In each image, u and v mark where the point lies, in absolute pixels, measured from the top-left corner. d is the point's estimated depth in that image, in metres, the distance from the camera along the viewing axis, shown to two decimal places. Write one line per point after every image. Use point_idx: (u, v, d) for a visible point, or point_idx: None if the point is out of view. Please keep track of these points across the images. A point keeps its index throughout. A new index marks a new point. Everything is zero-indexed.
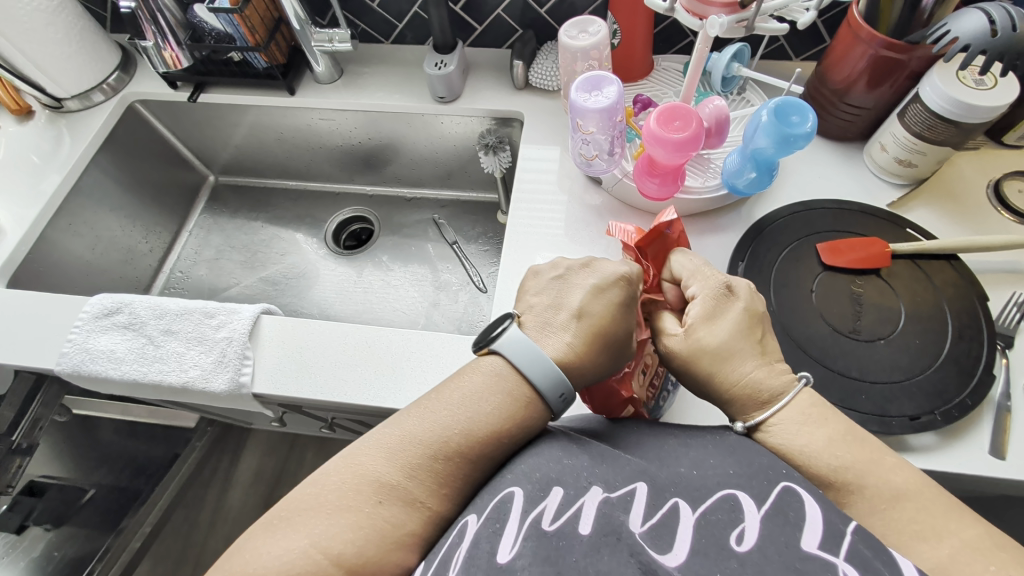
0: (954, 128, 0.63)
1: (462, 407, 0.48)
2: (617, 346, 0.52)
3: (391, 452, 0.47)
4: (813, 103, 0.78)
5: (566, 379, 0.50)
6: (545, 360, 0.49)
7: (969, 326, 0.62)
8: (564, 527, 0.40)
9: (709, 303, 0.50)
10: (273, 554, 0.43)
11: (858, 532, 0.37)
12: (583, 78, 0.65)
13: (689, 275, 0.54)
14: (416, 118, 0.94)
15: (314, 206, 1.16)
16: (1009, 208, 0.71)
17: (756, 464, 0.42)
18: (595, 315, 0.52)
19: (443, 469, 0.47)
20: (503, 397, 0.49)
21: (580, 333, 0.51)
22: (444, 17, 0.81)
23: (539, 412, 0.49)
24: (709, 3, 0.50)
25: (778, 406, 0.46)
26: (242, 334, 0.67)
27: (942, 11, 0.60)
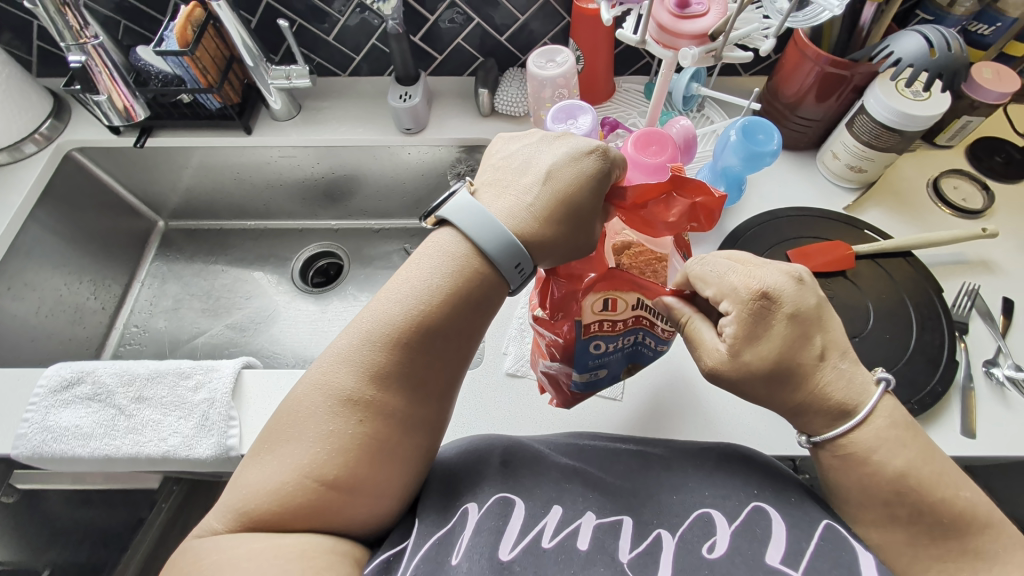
0: (897, 136, 0.69)
1: (409, 294, 0.48)
2: (580, 219, 0.51)
3: (354, 366, 0.47)
4: (767, 116, 0.83)
5: (521, 247, 0.49)
6: (497, 227, 0.49)
7: (930, 318, 0.67)
8: (562, 542, 0.42)
9: (745, 318, 0.45)
10: (267, 484, 0.44)
11: (822, 541, 0.40)
12: (557, 107, 0.66)
13: (714, 284, 0.48)
14: (381, 150, 0.93)
15: (277, 245, 1.11)
16: (948, 203, 0.77)
17: (733, 484, 0.45)
18: (562, 181, 0.51)
19: (411, 369, 0.47)
20: (453, 274, 0.49)
21: (542, 195, 0.50)
22: (406, 49, 0.81)
23: (493, 280, 0.50)
24: (678, 36, 0.52)
25: (852, 423, 0.44)
26: (224, 394, 0.64)
27: (877, 29, 0.66)
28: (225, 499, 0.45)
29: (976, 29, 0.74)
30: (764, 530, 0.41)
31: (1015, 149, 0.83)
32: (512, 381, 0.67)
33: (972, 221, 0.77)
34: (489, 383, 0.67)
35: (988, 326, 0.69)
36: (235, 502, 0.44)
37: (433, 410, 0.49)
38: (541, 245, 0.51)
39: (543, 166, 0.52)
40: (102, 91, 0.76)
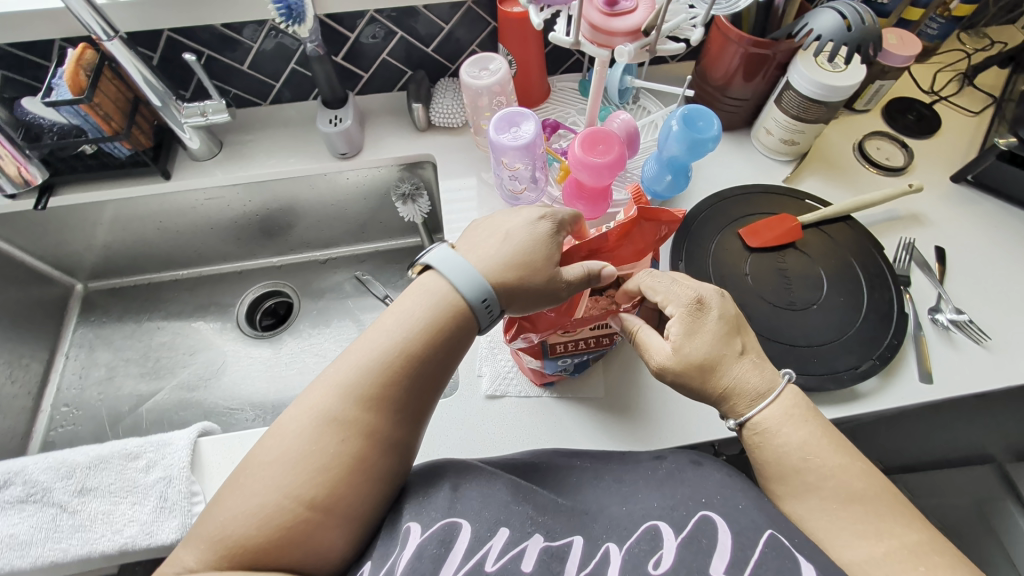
0: (824, 107, 0.72)
1: (396, 323, 0.47)
2: (535, 268, 0.50)
3: (339, 387, 0.45)
4: (700, 100, 0.85)
5: (488, 285, 0.49)
6: (468, 268, 0.49)
7: (877, 275, 0.71)
8: (505, 565, 0.42)
9: (684, 317, 0.50)
10: (243, 504, 0.41)
11: (769, 544, 0.41)
12: (499, 116, 0.65)
13: (659, 290, 0.52)
14: (317, 178, 0.88)
15: (215, 291, 1.04)
16: (874, 163, 0.82)
17: (679, 495, 0.46)
18: (519, 235, 0.51)
19: (393, 395, 0.45)
20: (433, 305, 0.48)
21: (502, 249, 0.50)
22: (330, 71, 0.76)
23: (466, 319, 0.49)
24: (613, 34, 0.51)
25: (765, 404, 0.48)
26: (181, 469, 0.58)
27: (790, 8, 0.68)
28: (195, 531, 0.42)
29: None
30: (709, 540, 0.42)
31: (923, 106, 0.90)
32: (493, 402, 0.64)
33: (898, 179, 0.82)
34: (468, 407, 0.64)
35: (927, 276, 0.74)
36: (209, 530, 0.41)
37: (413, 440, 0.47)
38: (507, 287, 0.50)
39: (504, 226, 0.53)
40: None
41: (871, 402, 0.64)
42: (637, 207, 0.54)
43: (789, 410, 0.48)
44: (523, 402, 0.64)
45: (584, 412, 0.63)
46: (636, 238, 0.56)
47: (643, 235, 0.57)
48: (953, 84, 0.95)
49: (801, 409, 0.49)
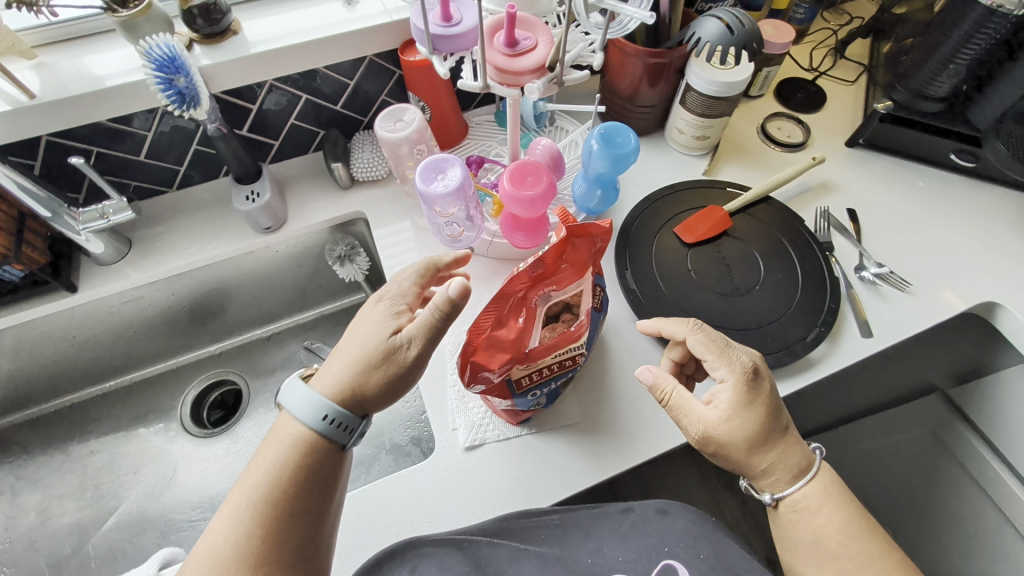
0: (726, 102, 0.76)
1: (245, 477, 0.45)
2: (376, 363, 0.48)
3: (198, 563, 0.43)
4: (612, 111, 0.88)
5: (326, 400, 0.47)
6: (304, 390, 0.47)
7: (805, 247, 0.76)
8: None
9: (740, 386, 0.53)
10: None
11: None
12: (424, 164, 0.64)
13: (714, 355, 0.56)
14: (243, 257, 0.83)
15: (150, 395, 0.95)
16: (777, 142, 0.90)
17: (642, 548, 0.54)
18: (356, 334, 0.50)
19: (252, 554, 0.43)
20: (281, 446, 0.46)
21: (338, 356, 0.49)
22: (237, 147, 0.73)
23: (318, 446, 0.47)
24: (520, 73, 0.52)
25: (803, 483, 0.54)
26: None
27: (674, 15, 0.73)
28: None
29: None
30: None
31: (808, 83, 1.00)
32: (474, 452, 0.62)
33: (799, 154, 0.90)
34: (449, 467, 0.61)
35: (846, 237, 0.80)
36: None
37: None
38: (348, 397, 0.48)
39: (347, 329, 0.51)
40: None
41: (828, 366, 0.68)
42: (569, 227, 0.53)
43: (824, 489, 0.54)
44: (507, 445, 0.63)
45: (568, 440, 0.63)
46: (574, 257, 0.56)
47: (581, 250, 0.56)
48: (829, 58, 1.05)
49: (837, 487, 0.54)
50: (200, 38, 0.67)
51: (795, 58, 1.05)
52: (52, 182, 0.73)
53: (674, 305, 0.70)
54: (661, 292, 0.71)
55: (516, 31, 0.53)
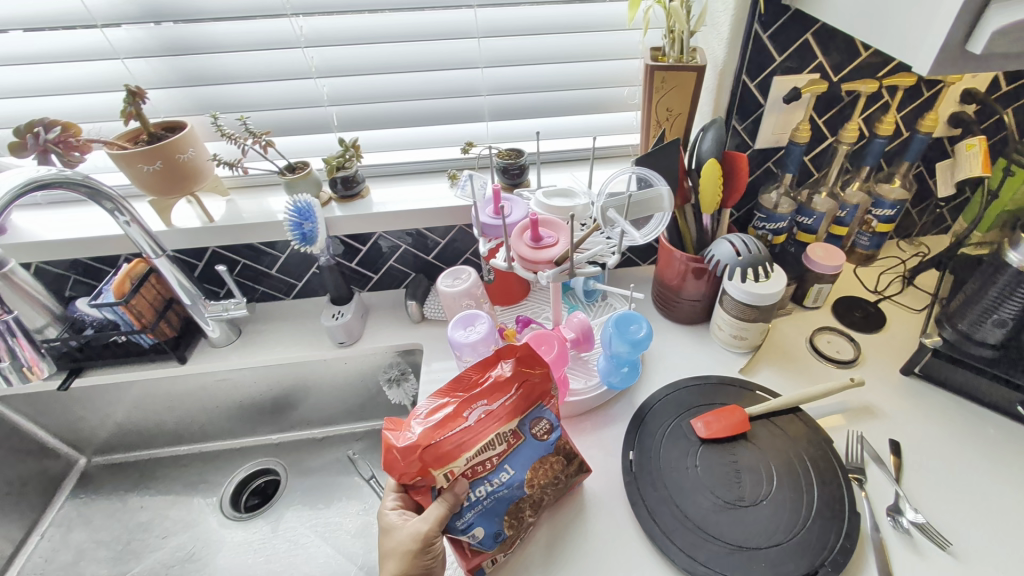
0: (757, 310, 0.82)
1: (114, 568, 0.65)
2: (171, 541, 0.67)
3: None
4: (664, 302, 0.95)
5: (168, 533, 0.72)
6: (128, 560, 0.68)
7: (826, 470, 0.73)
8: None
9: None
10: None
11: None
12: (458, 316, 0.70)
13: None
14: (309, 368, 0.82)
15: (206, 468, 0.90)
16: (826, 357, 0.92)
17: None
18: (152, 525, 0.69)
19: None
20: None
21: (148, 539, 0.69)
22: (337, 272, 0.77)
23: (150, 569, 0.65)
24: (537, 263, 0.62)
25: None
26: None
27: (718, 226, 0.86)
28: None
29: (801, 221, 1.01)
30: None
31: (869, 304, 1.03)
32: None
33: (846, 370, 0.91)
34: None
35: (881, 470, 0.76)
36: None
37: None
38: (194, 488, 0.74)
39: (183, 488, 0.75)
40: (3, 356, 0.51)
41: None
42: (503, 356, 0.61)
43: None
44: None
45: None
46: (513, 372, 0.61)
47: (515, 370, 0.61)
48: (896, 282, 1.09)
49: None
50: (338, 198, 0.77)
51: (861, 277, 1.11)
52: (202, 277, 0.79)
53: (676, 510, 0.68)
54: (660, 483, 0.71)
55: (543, 229, 0.64)
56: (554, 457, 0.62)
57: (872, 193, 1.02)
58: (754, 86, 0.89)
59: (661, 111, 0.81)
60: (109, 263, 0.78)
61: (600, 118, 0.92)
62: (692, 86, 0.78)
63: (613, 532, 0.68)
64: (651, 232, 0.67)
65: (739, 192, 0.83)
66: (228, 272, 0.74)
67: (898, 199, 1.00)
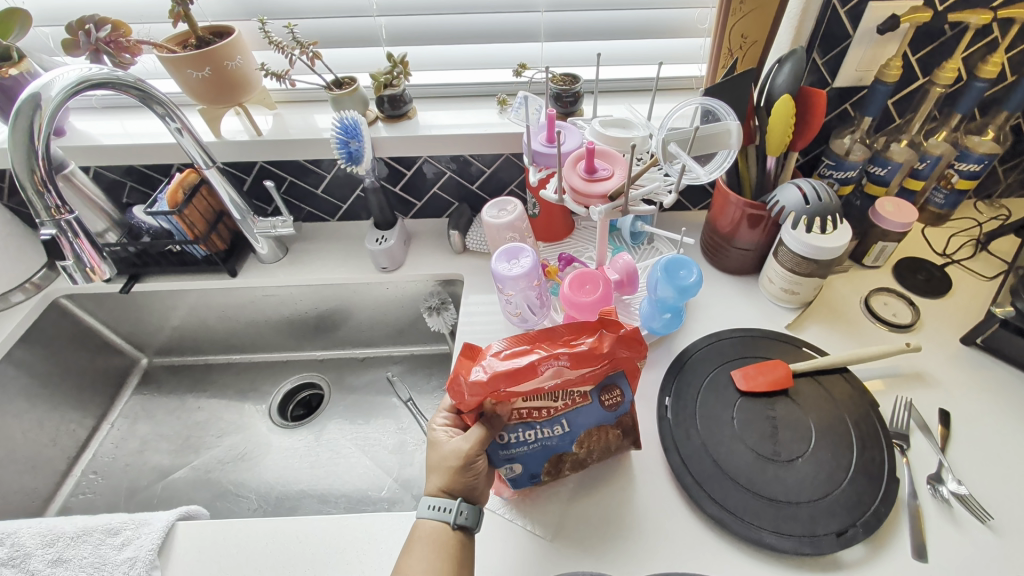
0: (814, 264, 0.77)
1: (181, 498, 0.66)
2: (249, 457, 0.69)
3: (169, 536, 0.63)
4: (712, 250, 0.91)
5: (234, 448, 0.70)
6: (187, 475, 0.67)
7: (868, 433, 0.72)
8: None
9: None
10: None
11: None
12: (501, 249, 0.68)
13: None
14: (352, 290, 0.84)
15: (254, 377, 0.95)
16: (880, 319, 0.87)
17: None
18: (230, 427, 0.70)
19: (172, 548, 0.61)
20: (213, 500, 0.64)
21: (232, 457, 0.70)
22: (382, 196, 0.76)
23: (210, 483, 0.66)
24: (589, 196, 0.59)
25: None
26: (149, 552, 0.57)
27: (783, 172, 0.80)
28: None
29: (873, 172, 0.92)
30: None
31: (935, 268, 0.96)
32: (486, 518, 0.66)
33: (900, 334, 0.87)
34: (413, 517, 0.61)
35: (927, 439, 0.73)
36: None
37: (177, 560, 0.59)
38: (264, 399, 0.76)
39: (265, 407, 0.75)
40: (69, 256, 0.52)
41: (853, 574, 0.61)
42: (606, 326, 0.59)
43: None
44: (489, 518, 0.66)
45: (539, 545, 0.63)
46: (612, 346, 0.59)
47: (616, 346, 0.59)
48: (966, 248, 1.00)
49: None
50: (384, 118, 0.74)
51: (929, 239, 1.02)
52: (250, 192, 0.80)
53: (709, 460, 0.69)
54: (694, 431, 0.72)
55: (598, 161, 0.61)
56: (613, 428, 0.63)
57: (958, 144, 0.92)
58: (844, 13, 0.78)
59: (735, 38, 0.73)
60: (162, 172, 0.80)
61: (665, 44, 0.84)
62: (773, 10, 0.70)
63: (643, 474, 0.70)
64: (713, 171, 0.63)
65: (813, 134, 0.75)
66: (276, 189, 0.74)
67: (988, 152, 0.89)
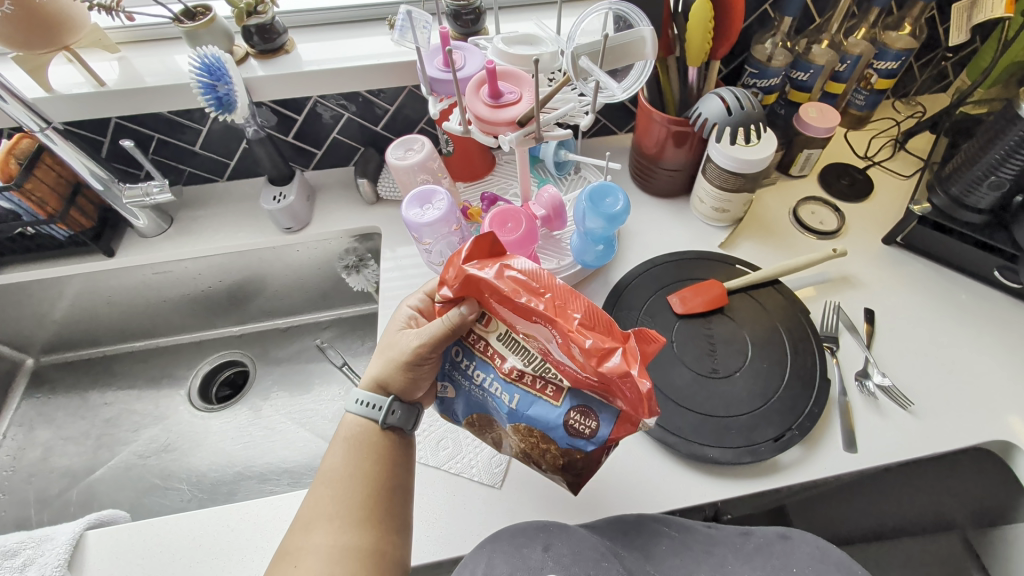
0: (742, 179, 0.75)
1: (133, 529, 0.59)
2: None
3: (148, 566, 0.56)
4: (641, 173, 0.87)
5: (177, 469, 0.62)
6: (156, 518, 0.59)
7: (800, 339, 0.73)
8: None
9: None
10: None
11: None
12: (411, 193, 0.62)
13: None
14: (257, 257, 0.76)
15: (171, 365, 0.87)
16: (808, 228, 0.88)
17: None
18: None
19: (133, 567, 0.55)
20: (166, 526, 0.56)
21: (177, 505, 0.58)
22: (272, 149, 0.67)
23: None
24: (496, 124, 0.53)
25: None
26: (53, 570, 0.52)
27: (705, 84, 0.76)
28: None
29: (795, 77, 0.90)
30: None
31: (858, 171, 0.97)
32: (433, 474, 0.64)
33: (826, 240, 0.88)
34: None
35: (855, 339, 0.76)
36: None
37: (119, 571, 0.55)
38: None
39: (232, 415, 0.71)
40: None
41: (791, 474, 0.63)
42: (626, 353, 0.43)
43: None
44: (435, 474, 0.64)
45: (486, 494, 0.62)
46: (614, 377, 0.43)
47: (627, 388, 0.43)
48: (887, 149, 1.01)
49: None
50: (256, 53, 0.64)
51: (852, 142, 1.03)
52: (111, 156, 0.69)
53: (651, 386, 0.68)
54: None
55: (503, 84, 0.54)
56: (558, 454, 0.49)
57: (876, 42, 0.90)
58: None
59: None
60: None
61: None
62: None
63: None
64: (630, 86, 0.58)
65: (734, 38, 0.71)
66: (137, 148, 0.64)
67: (904, 47, 0.88)
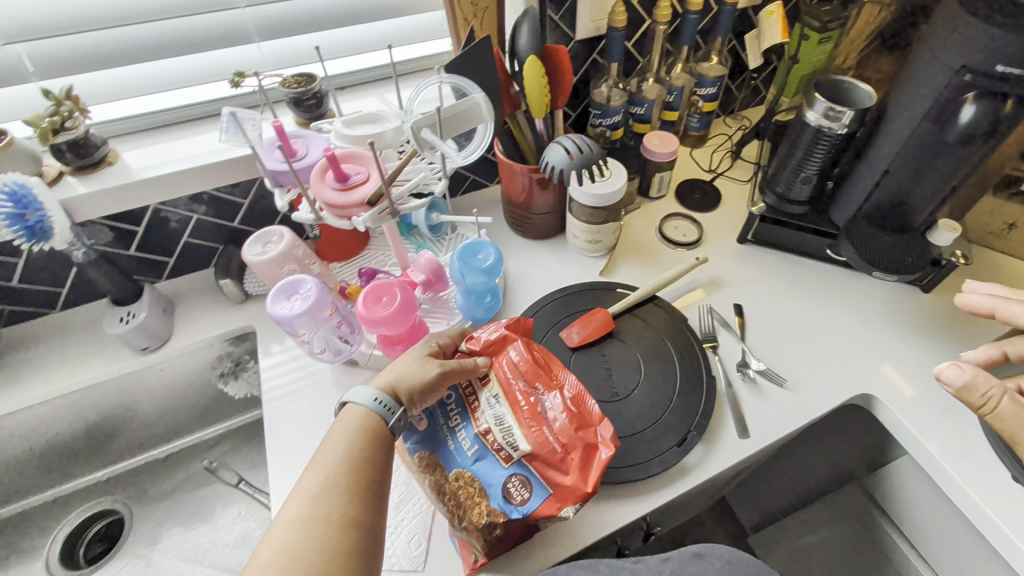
0: (603, 211, 0.81)
1: None
2: None
3: None
4: (517, 219, 0.90)
5: None
6: None
7: (684, 345, 0.79)
8: None
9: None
10: None
11: None
12: (277, 286, 0.58)
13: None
14: (112, 387, 0.72)
15: (14, 537, 0.76)
16: (674, 242, 0.96)
17: None
18: None
19: None
20: None
21: None
22: (108, 268, 0.61)
23: None
24: (348, 206, 0.52)
25: None
26: None
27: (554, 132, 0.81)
28: None
29: (634, 111, 0.98)
30: None
31: (706, 183, 1.08)
32: None
33: (691, 250, 0.96)
34: None
35: (731, 334, 0.83)
36: None
37: None
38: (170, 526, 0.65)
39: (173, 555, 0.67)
40: None
41: (698, 474, 0.66)
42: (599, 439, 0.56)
43: None
44: None
45: None
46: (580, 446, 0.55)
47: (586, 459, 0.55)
48: (726, 159, 1.15)
49: None
50: (72, 171, 0.59)
51: (697, 159, 1.15)
52: None
53: None
54: None
55: (346, 166, 0.55)
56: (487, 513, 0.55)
57: (694, 73, 1.03)
58: None
59: (466, 7, 0.69)
60: None
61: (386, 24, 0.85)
62: None
63: None
64: (474, 147, 0.61)
65: (569, 91, 0.77)
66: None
67: (716, 74, 1.02)
